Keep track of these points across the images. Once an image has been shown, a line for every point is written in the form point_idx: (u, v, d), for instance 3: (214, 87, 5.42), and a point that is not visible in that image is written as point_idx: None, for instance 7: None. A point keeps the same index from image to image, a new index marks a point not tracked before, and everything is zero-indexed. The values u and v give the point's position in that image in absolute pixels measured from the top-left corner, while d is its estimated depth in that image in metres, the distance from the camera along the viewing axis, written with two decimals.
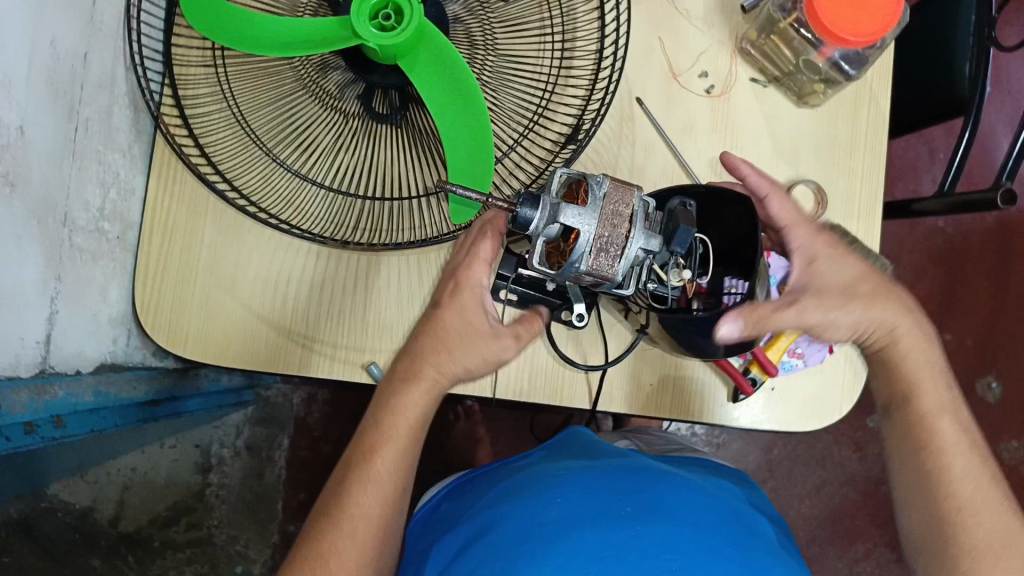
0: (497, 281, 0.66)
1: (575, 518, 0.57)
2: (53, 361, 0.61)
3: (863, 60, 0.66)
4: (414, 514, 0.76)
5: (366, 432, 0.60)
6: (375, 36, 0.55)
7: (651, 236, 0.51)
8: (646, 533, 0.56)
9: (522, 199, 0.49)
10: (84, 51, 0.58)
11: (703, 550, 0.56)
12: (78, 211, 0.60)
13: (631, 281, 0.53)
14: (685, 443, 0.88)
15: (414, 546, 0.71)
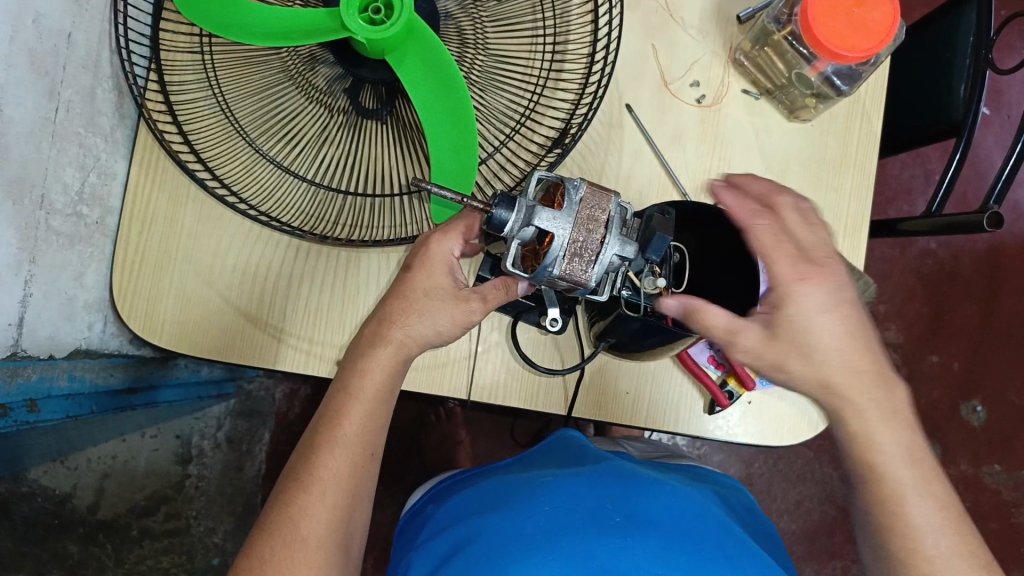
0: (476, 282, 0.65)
1: (563, 527, 0.56)
2: (25, 344, 0.60)
3: (856, 76, 0.64)
4: (400, 519, 0.77)
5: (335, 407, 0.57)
6: (362, 29, 0.55)
7: (625, 243, 0.50)
8: (634, 545, 0.55)
9: (495, 198, 0.49)
10: (68, 31, 0.58)
11: (691, 561, 0.55)
12: (56, 193, 0.59)
13: (605, 287, 0.52)
14: (673, 450, 0.87)
15: (398, 551, 0.71)
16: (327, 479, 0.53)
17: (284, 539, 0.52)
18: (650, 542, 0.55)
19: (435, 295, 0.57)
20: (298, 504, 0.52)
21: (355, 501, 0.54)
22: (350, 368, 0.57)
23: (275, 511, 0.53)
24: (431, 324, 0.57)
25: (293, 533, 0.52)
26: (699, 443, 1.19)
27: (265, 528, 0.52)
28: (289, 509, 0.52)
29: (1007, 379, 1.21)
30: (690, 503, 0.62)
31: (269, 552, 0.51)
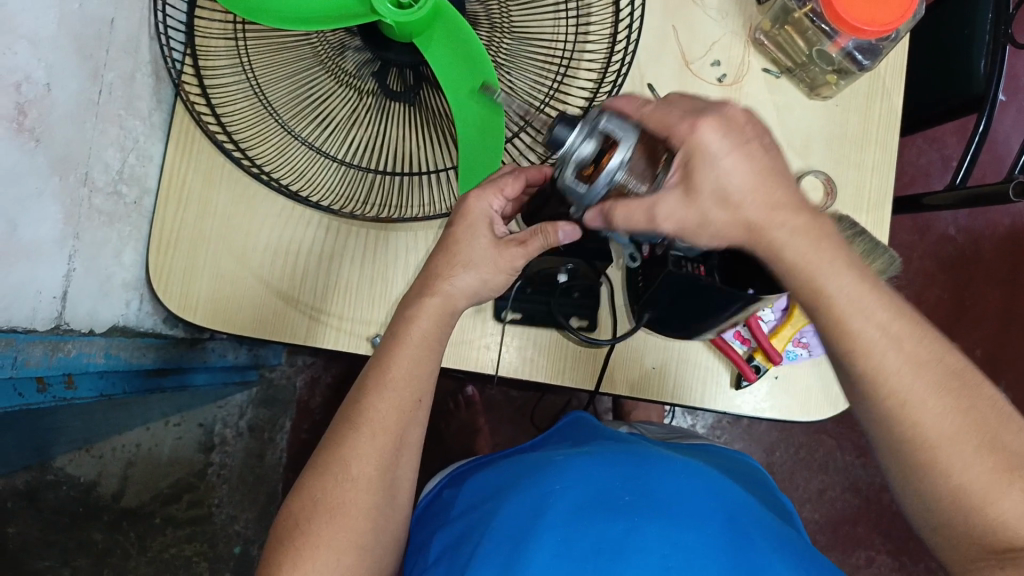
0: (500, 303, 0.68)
1: (576, 508, 0.57)
2: (68, 318, 0.62)
3: (877, 50, 0.65)
4: (418, 499, 0.77)
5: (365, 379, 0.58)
6: (392, 13, 0.56)
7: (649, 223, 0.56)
8: (640, 525, 0.55)
9: (558, 117, 0.52)
10: (111, 16, 0.60)
11: (703, 539, 0.55)
12: (98, 172, 0.61)
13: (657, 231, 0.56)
14: (686, 432, 0.89)
15: (419, 524, 0.73)
16: (374, 421, 0.55)
17: (335, 478, 0.54)
18: (660, 519, 0.55)
19: (471, 259, 0.58)
20: (348, 445, 0.55)
21: (402, 456, 0.57)
22: (398, 319, 0.59)
23: (324, 453, 0.56)
24: (468, 283, 0.58)
25: (345, 475, 0.54)
26: (720, 430, 1.19)
27: (316, 469, 0.55)
28: (341, 456, 0.55)
29: None
30: (705, 475, 0.61)
31: (320, 492, 0.54)
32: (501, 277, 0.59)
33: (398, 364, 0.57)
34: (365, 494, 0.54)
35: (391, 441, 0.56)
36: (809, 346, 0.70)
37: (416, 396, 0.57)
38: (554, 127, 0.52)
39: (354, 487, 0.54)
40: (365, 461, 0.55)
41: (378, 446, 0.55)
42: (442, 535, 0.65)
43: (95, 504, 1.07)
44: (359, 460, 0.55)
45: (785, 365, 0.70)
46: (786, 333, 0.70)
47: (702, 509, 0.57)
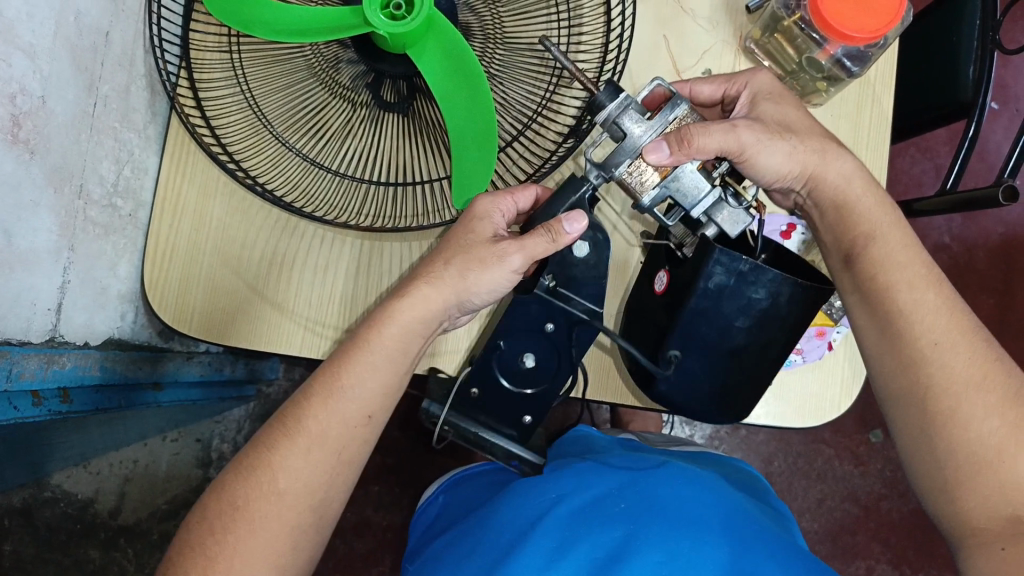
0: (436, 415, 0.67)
1: (570, 517, 0.57)
2: (63, 330, 0.62)
3: (866, 58, 0.66)
4: (417, 508, 0.77)
5: (358, 392, 0.58)
6: (385, 24, 0.56)
7: (697, 202, 0.59)
8: (632, 531, 0.54)
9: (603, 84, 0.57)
10: (106, 29, 0.61)
11: (695, 543, 0.53)
12: (93, 184, 0.61)
13: (706, 203, 0.59)
14: (684, 441, 0.89)
15: (415, 536, 0.72)
16: (313, 435, 0.56)
17: (262, 490, 0.55)
18: (655, 526, 0.54)
19: (466, 265, 0.59)
20: (278, 453, 0.56)
21: (338, 475, 0.57)
22: (390, 326, 0.59)
23: (251, 461, 0.56)
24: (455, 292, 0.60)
25: (271, 488, 0.55)
26: (717, 441, 1.19)
27: (242, 473, 0.56)
28: (268, 462, 0.56)
29: None
30: (705, 486, 0.60)
31: (243, 500, 0.55)
32: (497, 282, 0.60)
33: (352, 383, 0.58)
34: (292, 509, 0.55)
35: (330, 458, 0.56)
36: (803, 351, 0.70)
37: (366, 413, 0.58)
38: (604, 93, 0.57)
39: (277, 502, 0.55)
40: (287, 467, 0.55)
41: (322, 461, 0.56)
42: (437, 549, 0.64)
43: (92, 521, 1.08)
44: (289, 475, 0.55)
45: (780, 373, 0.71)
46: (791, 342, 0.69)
47: (699, 514, 0.56)
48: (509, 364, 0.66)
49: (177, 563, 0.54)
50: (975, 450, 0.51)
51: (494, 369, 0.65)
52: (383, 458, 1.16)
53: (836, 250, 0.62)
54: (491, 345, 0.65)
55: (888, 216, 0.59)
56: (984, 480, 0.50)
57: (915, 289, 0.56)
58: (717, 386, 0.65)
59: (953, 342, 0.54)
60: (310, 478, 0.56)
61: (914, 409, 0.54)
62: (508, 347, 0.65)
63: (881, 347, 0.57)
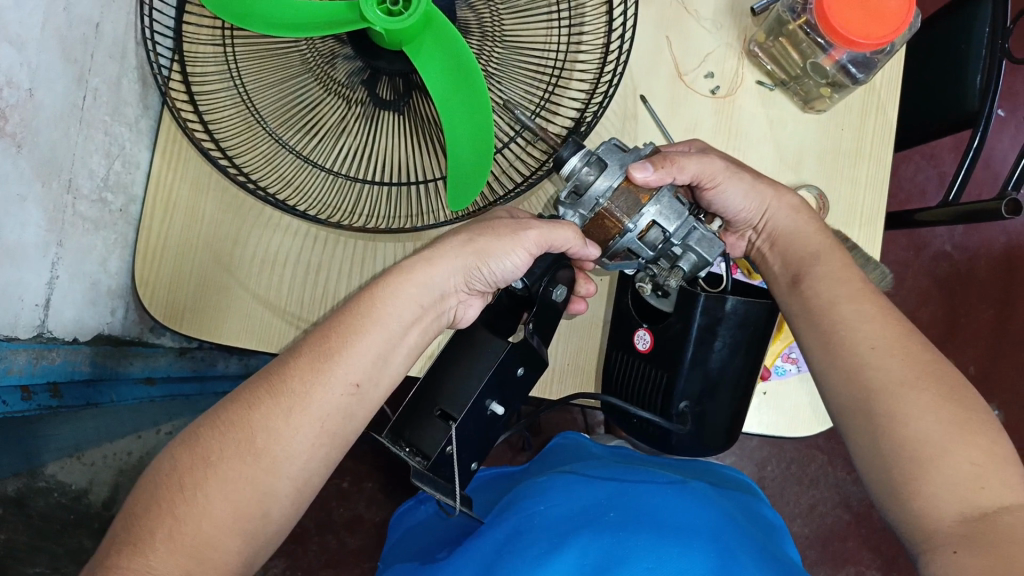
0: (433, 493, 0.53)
1: (559, 528, 0.56)
2: (52, 326, 0.61)
3: (871, 64, 0.64)
4: (402, 511, 0.77)
5: (358, 374, 0.52)
6: (381, 19, 0.55)
7: (674, 223, 0.58)
8: (622, 540, 0.53)
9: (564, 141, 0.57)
10: (97, 20, 0.60)
11: (686, 552, 0.52)
12: (83, 179, 0.61)
13: (683, 227, 0.58)
14: None
15: (398, 542, 0.72)
16: (296, 394, 0.50)
17: (239, 449, 0.49)
18: (646, 535, 0.53)
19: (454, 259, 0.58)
20: (265, 423, 0.50)
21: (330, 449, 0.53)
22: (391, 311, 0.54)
23: (232, 415, 0.50)
24: (463, 275, 0.57)
25: (248, 450, 0.49)
26: None
27: (221, 434, 0.50)
28: (246, 419, 0.50)
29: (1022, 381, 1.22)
30: (698, 497, 0.59)
31: (217, 455, 0.48)
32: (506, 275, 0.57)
33: (345, 360, 0.52)
34: (267, 474, 0.49)
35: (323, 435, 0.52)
36: (797, 360, 0.70)
37: (353, 381, 0.52)
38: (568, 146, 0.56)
39: (255, 465, 0.48)
40: (273, 435, 0.49)
41: (314, 433, 0.50)
42: (419, 563, 0.62)
43: (85, 512, 1.00)
44: (296, 443, 0.50)
45: (773, 381, 0.70)
46: (774, 348, 0.70)
47: (693, 522, 0.55)
48: (482, 414, 0.58)
49: (146, 529, 0.46)
50: (926, 452, 0.48)
51: (471, 420, 0.57)
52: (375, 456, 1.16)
53: (782, 269, 0.62)
54: (476, 399, 0.56)
55: (826, 240, 0.61)
56: (927, 480, 0.48)
57: (856, 302, 0.57)
58: (705, 419, 0.64)
59: (890, 349, 0.53)
60: (294, 445, 0.50)
61: (859, 414, 0.53)
62: (485, 398, 0.57)
63: (825, 363, 0.56)
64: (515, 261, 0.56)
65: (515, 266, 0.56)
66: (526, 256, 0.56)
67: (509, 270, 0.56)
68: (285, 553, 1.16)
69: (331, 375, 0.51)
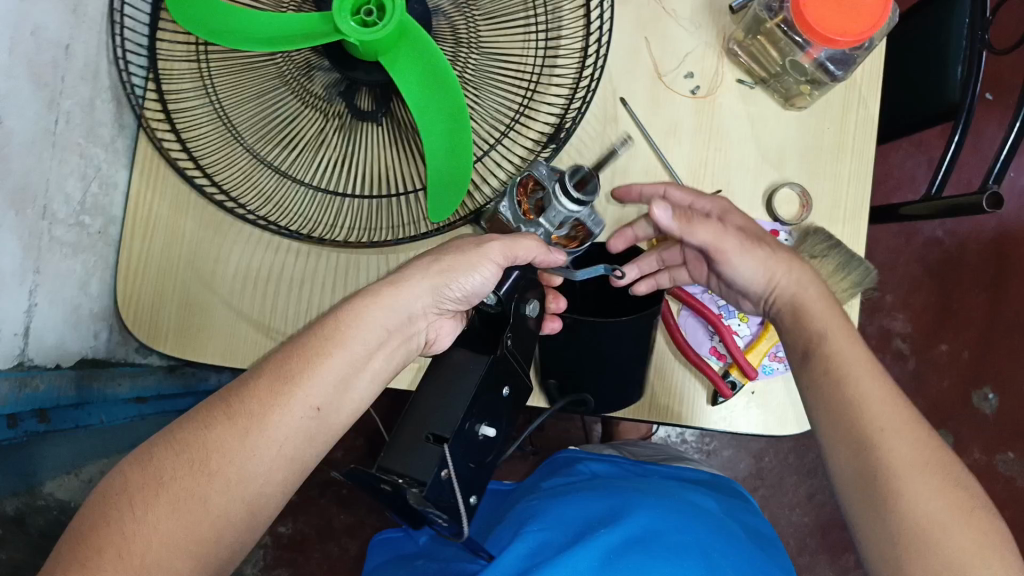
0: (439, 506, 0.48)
1: (549, 552, 0.56)
2: (32, 353, 0.61)
3: (849, 61, 0.64)
4: (384, 539, 0.77)
5: (322, 398, 0.53)
6: (355, 30, 0.55)
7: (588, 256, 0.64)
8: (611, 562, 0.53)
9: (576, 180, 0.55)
10: (67, 42, 0.59)
11: None
12: (59, 204, 0.60)
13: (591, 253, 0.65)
14: (673, 453, 0.88)
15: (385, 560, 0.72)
16: (254, 416, 0.51)
17: (192, 470, 0.49)
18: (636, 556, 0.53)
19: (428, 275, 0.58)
20: (244, 444, 0.50)
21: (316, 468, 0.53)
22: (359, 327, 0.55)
23: (188, 434, 0.51)
24: (431, 294, 0.58)
25: (202, 469, 0.49)
26: (708, 438, 1.19)
27: (196, 454, 0.49)
28: (202, 440, 0.50)
29: (1016, 364, 1.22)
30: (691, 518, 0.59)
31: (170, 476, 0.48)
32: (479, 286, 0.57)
33: (307, 382, 0.53)
34: (222, 494, 0.49)
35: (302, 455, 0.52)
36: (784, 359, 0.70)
37: (314, 404, 0.53)
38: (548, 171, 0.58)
39: (207, 485, 0.49)
40: (226, 457, 0.49)
41: (269, 458, 0.51)
42: None
43: None
44: (256, 462, 0.50)
45: (761, 380, 0.70)
46: (761, 347, 0.70)
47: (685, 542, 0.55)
48: (472, 437, 0.51)
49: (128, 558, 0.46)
50: None
51: (465, 444, 0.50)
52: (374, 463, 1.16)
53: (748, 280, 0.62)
54: (466, 416, 0.51)
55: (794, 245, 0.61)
56: None
57: None
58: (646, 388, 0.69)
59: None
60: (257, 464, 0.50)
61: None
62: (474, 417, 0.51)
63: None
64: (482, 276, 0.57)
65: (485, 281, 0.57)
66: (494, 268, 0.57)
67: (479, 286, 0.57)
68: (286, 562, 1.16)
69: (290, 399, 0.52)
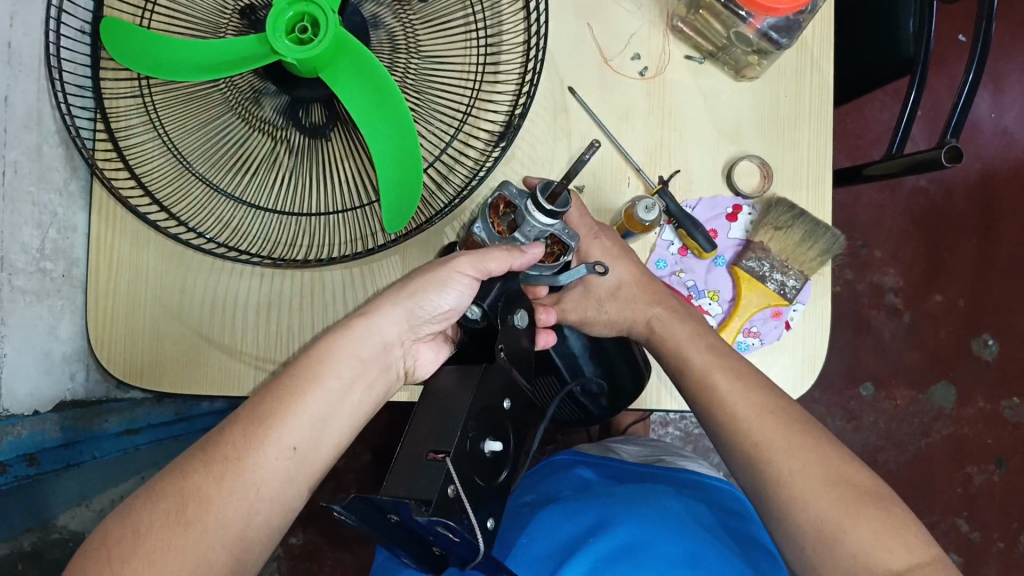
0: (445, 523, 0.45)
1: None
2: (7, 404, 0.62)
3: (793, 27, 0.63)
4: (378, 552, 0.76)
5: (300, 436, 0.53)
6: (290, 50, 0.54)
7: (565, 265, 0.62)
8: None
9: (544, 187, 0.54)
10: (4, 94, 0.59)
11: None
12: (16, 254, 0.61)
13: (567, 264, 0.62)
14: (669, 448, 0.86)
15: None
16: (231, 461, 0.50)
17: (170, 519, 0.48)
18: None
19: (402, 298, 0.58)
20: (213, 479, 0.50)
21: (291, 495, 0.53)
22: (331, 364, 0.55)
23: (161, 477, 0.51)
24: (404, 319, 0.58)
25: (179, 519, 0.48)
26: None
27: (166, 496, 0.49)
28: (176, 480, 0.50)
29: (1013, 307, 1.20)
30: (668, 525, 0.60)
31: (148, 512, 0.48)
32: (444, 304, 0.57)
33: (283, 424, 0.52)
34: (198, 544, 0.48)
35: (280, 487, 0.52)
36: (760, 334, 0.68)
37: (291, 444, 0.52)
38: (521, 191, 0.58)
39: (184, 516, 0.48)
40: (208, 489, 0.50)
41: (250, 490, 0.50)
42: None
43: None
44: (238, 497, 0.50)
45: None
46: (735, 325, 0.68)
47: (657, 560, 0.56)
48: (477, 453, 0.49)
49: None
50: None
51: (467, 457, 0.49)
52: (377, 468, 1.16)
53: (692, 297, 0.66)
54: (466, 425, 0.48)
55: None
56: None
57: None
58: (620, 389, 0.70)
59: None
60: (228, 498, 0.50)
61: None
62: (473, 433, 0.49)
63: None
64: (453, 298, 0.57)
65: (460, 295, 0.57)
66: (469, 282, 0.57)
67: (455, 302, 0.57)
68: (301, 572, 1.17)
69: (265, 443, 0.51)
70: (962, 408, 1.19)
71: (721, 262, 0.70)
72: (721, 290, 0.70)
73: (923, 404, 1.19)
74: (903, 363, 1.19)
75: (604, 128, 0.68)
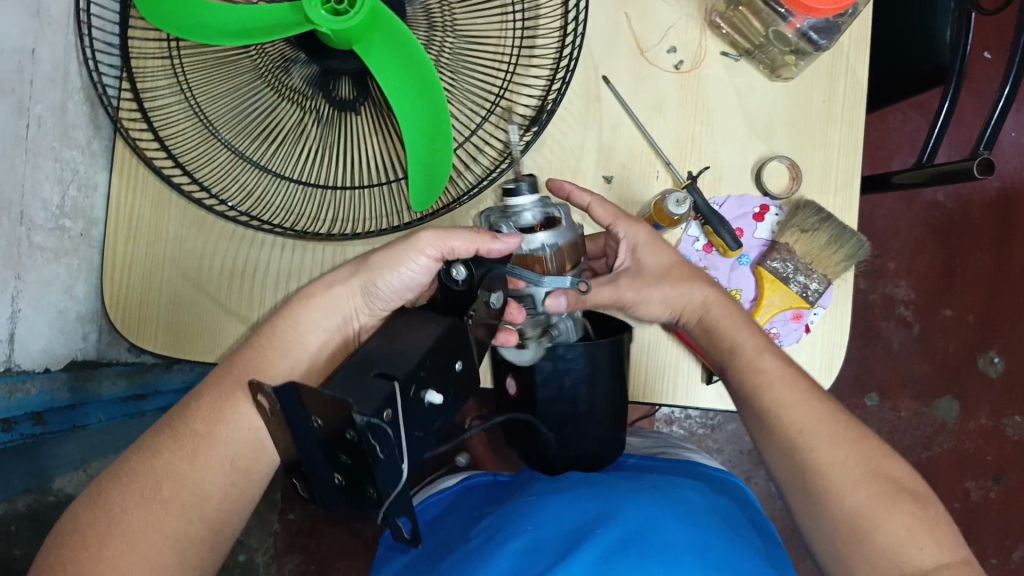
0: (375, 431, 0.38)
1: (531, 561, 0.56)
2: (19, 359, 0.62)
3: (834, 29, 0.63)
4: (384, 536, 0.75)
5: None
6: (326, 20, 0.53)
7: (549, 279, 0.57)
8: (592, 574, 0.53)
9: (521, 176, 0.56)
10: (31, 47, 0.58)
11: None
12: (36, 209, 0.60)
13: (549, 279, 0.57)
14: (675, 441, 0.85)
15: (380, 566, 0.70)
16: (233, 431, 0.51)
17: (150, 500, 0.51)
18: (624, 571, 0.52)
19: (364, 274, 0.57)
20: None
21: None
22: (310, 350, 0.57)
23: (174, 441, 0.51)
24: (361, 294, 0.57)
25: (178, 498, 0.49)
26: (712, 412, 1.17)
27: None
28: None
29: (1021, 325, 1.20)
30: (678, 517, 0.59)
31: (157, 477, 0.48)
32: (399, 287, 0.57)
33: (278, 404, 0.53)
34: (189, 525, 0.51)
35: None
36: (779, 335, 0.68)
37: None
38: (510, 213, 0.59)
39: None
40: None
41: None
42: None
43: None
44: None
45: None
46: None
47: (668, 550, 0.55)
48: (420, 400, 0.44)
49: None
50: None
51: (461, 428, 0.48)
52: None
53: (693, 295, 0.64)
54: (421, 363, 0.44)
55: None
56: None
57: None
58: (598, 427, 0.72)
59: None
60: None
61: None
62: (420, 378, 0.44)
63: None
64: (413, 274, 0.56)
65: (417, 273, 0.56)
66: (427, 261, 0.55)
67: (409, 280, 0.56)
68: (298, 548, 1.17)
69: None
70: (964, 422, 1.19)
71: (745, 262, 0.71)
72: (743, 290, 0.70)
73: (927, 416, 1.19)
74: (909, 375, 1.19)
75: (635, 119, 0.68)
